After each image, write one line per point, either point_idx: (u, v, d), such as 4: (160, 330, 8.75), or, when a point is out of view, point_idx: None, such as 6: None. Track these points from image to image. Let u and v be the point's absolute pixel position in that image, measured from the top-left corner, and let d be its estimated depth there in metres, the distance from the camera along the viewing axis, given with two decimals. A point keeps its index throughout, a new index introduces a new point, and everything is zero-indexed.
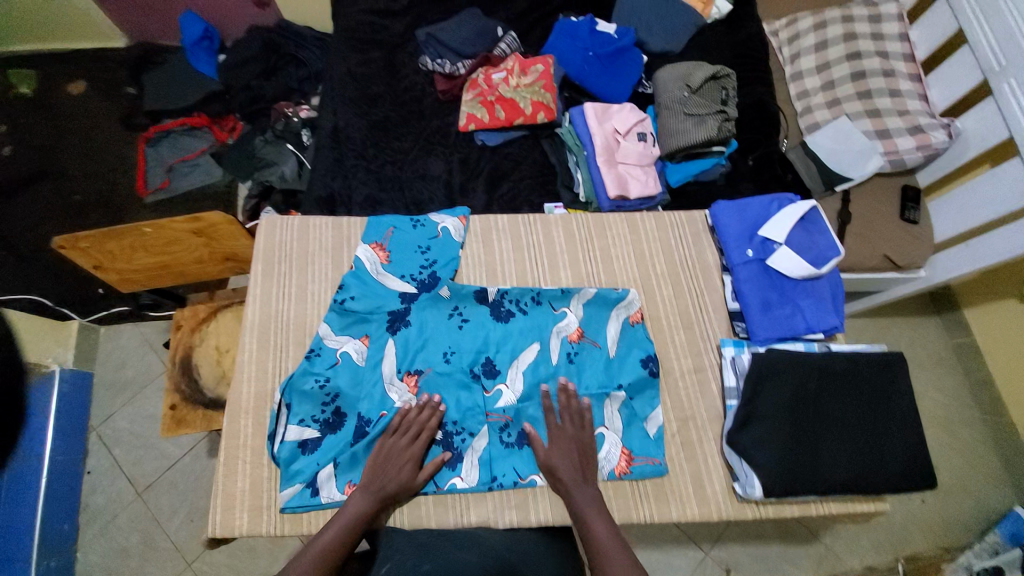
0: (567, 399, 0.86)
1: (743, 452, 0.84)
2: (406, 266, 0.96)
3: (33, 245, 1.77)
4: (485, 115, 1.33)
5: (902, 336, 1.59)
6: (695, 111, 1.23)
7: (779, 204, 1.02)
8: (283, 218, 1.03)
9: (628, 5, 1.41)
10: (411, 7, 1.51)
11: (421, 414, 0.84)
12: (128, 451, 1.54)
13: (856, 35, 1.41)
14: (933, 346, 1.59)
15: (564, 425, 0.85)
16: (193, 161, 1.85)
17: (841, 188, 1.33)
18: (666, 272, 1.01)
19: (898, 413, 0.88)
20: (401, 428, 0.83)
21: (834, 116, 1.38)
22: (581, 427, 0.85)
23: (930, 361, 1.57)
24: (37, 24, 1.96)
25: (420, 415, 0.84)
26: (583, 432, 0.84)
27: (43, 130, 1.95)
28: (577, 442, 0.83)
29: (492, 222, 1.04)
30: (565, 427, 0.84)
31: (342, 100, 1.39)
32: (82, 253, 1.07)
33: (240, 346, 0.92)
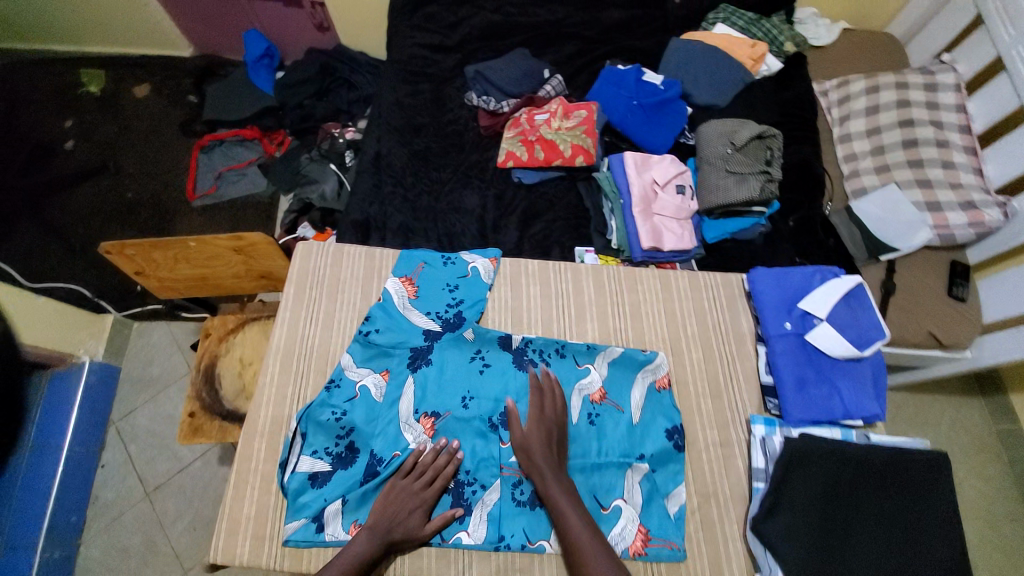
0: (545, 383, 0.88)
1: (768, 543, 0.79)
2: (433, 304, 0.96)
3: (82, 238, 1.86)
4: (524, 154, 1.33)
5: (943, 416, 1.50)
6: (737, 170, 1.22)
7: (822, 277, 0.99)
8: (319, 243, 1.05)
9: (678, 56, 1.41)
10: (463, 44, 1.55)
11: (436, 458, 0.83)
12: (142, 450, 1.57)
13: (910, 103, 1.37)
14: (977, 431, 1.48)
15: (542, 407, 0.86)
16: (241, 171, 1.94)
17: (887, 259, 1.28)
18: (697, 335, 0.98)
19: (943, 520, 0.81)
20: (415, 470, 0.82)
21: (882, 183, 1.33)
22: (557, 409, 0.86)
23: (972, 447, 1.46)
24: (113, 30, 2.11)
25: (436, 459, 0.83)
26: (561, 417, 0.86)
27: (106, 128, 2.07)
28: (552, 423, 0.84)
29: (523, 267, 1.03)
30: (543, 408, 0.86)
31: (387, 129, 1.43)
32: (128, 259, 1.12)
33: (264, 368, 0.93)
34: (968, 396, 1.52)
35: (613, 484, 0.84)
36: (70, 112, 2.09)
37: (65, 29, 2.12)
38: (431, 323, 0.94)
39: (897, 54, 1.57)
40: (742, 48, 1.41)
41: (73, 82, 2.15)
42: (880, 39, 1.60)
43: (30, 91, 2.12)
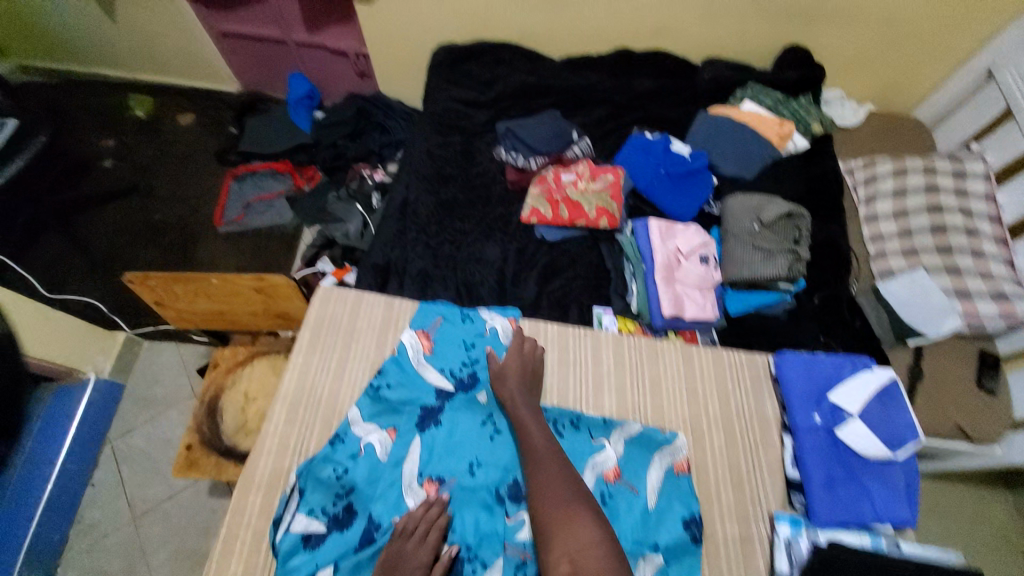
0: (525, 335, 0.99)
1: None
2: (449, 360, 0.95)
3: (108, 253, 1.90)
4: (549, 212, 1.34)
5: (974, 514, 1.40)
6: (764, 246, 1.21)
7: (853, 367, 0.98)
8: (340, 288, 1.06)
9: (705, 128, 1.44)
10: (496, 102, 1.61)
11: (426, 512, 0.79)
12: (135, 471, 1.53)
13: (938, 188, 1.37)
14: (1013, 534, 1.38)
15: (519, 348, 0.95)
16: (269, 201, 1.98)
17: (914, 343, 1.24)
18: (719, 417, 0.97)
19: None
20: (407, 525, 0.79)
21: (910, 266, 1.30)
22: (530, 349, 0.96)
23: (1009, 553, 1.35)
24: (167, 64, 2.24)
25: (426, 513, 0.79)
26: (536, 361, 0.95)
27: (148, 151, 2.17)
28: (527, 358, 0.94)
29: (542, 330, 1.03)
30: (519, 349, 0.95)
31: (417, 176, 1.46)
32: (150, 290, 1.15)
33: (270, 416, 0.91)
34: (1001, 494, 1.42)
35: None
36: (114, 133, 2.20)
37: (121, 58, 2.25)
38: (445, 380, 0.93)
39: (923, 139, 1.59)
40: (771, 126, 1.44)
41: (123, 107, 2.28)
42: (906, 124, 1.62)
43: (81, 112, 2.25)
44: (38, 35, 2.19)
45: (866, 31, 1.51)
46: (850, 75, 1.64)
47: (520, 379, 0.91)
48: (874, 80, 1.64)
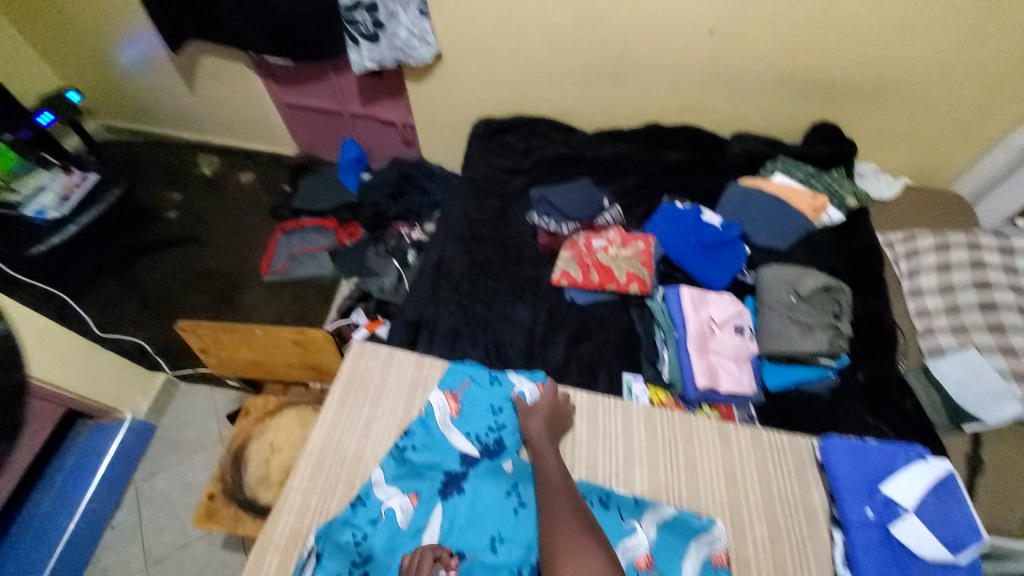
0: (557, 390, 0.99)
1: None
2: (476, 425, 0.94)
3: (161, 296, 2.03)
4: (579, 275, 1.36)
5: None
6: (803, 320, 1.19)
7: (906, 457, 0.90)
8: (373, 345, 1.09)
9: (736, 199, 1.46)
10: (531, 170, 1.70)
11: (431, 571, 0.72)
12: (154, 516, 1.53)
13: (985, 264, 1.30)
14: None
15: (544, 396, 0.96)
16: (312, 254, 2.09)
17: (972, 429, 1.15)
18: (760, 505, 0.90)
19: None
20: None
21: (960, 344, 1.24)
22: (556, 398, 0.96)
23: None
24: (235, 130, 2.49)
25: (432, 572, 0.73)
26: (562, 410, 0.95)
27: (209, 205, 2.36)
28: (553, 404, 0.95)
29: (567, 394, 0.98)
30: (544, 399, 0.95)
31: (453, 237, 1.53)
32: (199, 337, 1.21)
33: (296, 472, 0.92)
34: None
35: None
36: (181, 188, 2.42)
37: (196, 124, 2.52)
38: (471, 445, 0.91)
39: (966, 214, 1.56)
40: (803, 198, 1.44)
41: (192, 165, 2.52)
42: (946, 199, 1.60)
43: (155, 168, 2.50)
44: (129, 104, 2.49)
45: (898, 111, 1.54)
46: (883, 150, 1.66)
47: (545, 445, 0.87)
48: (910, 156, 1.65)
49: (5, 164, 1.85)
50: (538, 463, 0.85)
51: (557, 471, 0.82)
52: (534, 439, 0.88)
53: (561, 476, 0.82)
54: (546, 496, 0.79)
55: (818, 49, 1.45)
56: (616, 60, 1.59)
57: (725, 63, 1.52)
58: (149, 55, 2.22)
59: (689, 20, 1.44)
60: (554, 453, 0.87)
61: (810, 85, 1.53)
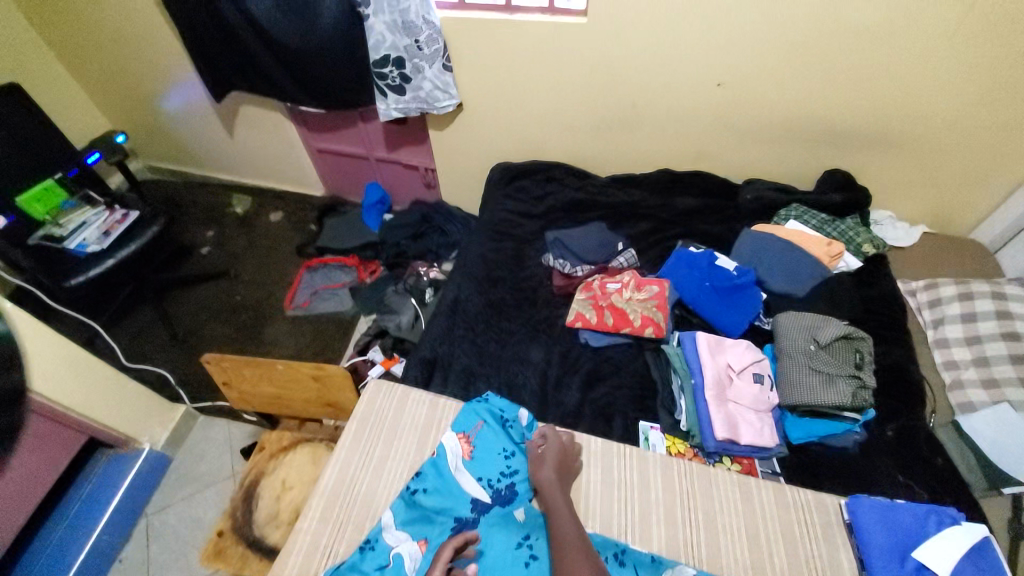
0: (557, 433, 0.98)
1: None
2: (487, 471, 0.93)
3: (187, 329, 2.11)
4: (593, 317, 1.37)
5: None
6: (823, 369, 1.16)
7: (938, 520, 0.85)
8: (389, 384, 1.10)
9: (750, 244, 1.47)
10: (547, 214, 1.75)
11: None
12: (162, 552, 1.52)
13: (1012, 314, 1.27)
14: None
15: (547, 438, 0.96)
16: (334, 290, 2.18)
17: (1011, 492, 1.07)
18: (786, 568, 0.86)
19: None
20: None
21: (993, 399, 1.20)
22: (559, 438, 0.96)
23: None
24: (268, 172, 2.63)
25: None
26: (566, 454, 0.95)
27: (239, 241, 2.48)
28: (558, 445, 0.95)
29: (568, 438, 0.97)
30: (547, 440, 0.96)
31: (469, 278, 1.57)
32: (222, 369, 1.25)
33: (306, 511, 0.92)
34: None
35: None
36: (214, 225, 2.56)
37: (232, 166, 2.67)
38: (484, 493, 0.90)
39: (988, 262, 1.54)
40: (818, 245, 1.44)
41: (226, 205, 2.67)
42: (966, 247, 1.58)
43: (192, 208, 2.67)
44: (173, 148, 2.67)
45: (911, 160, 1.56)
46: (898, 198, 1.67)
47: (558, 492, 0.86)
48: (926, 204, 1.65)
49: (52, 200, 1.91)
50: (551, 513, 0.83)
51: (570, 524, 0.80)
52: (544, 486, 0.87)
53: (575, 529, 0.80)
54: (559, 547, 0.77)
55: (829, 102, 1.49)
56: (630, 112, 1.66)
57: (736, 114, 1.58)
58: (191, 102, 2.37)
59: (700, 75, 1.51)
60: (567, 504, 0.85)
61: (821, 136, 1.57)
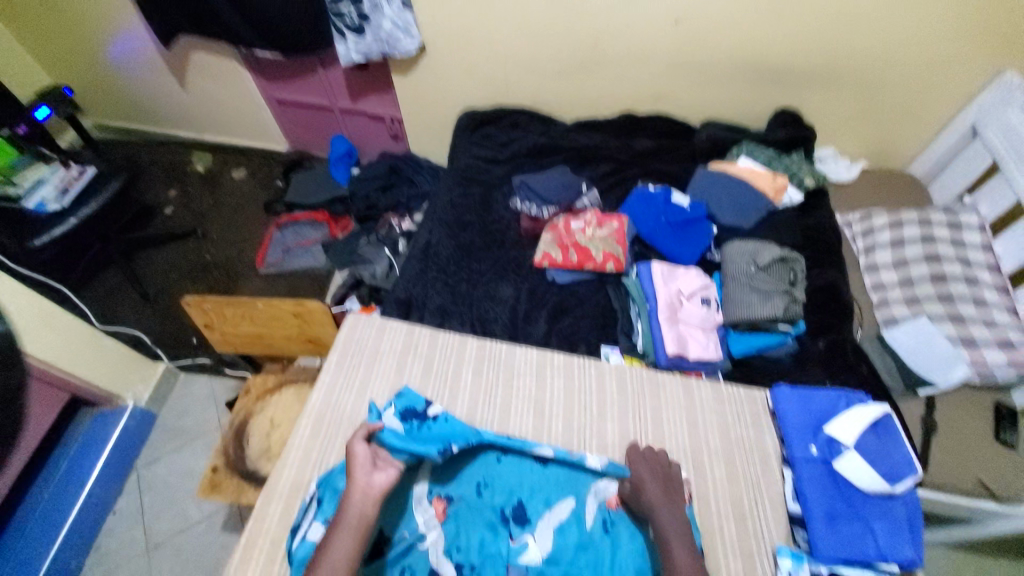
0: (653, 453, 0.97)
1: None
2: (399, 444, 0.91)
3: (159, 290, 2.10)
4: (559, 255, 1.45)
5: (979, 571, 1.39)
6: (761, 288, 1.28)
7: (848, 401, 1.05)
8: (367, 317, 1.20)
9: (704, 182, 1.56)
10: (513, 159, 1.79)
11: (364, 444, 0.88)
12: (157, 499, 1.60)
13: (934, 239, 1.41)
14: None
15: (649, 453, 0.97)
16: (306, 247, 2.18)
17: (925, 393, 1.24)
18: (719, 448, 1.04)
19: None
20: (360, 471, 0.83)
21: (914, 314, 1.33)
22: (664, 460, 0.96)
23: None
24: (226, 127, 2.55)
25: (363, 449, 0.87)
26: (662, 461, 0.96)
27: (204, 201, 2.43)
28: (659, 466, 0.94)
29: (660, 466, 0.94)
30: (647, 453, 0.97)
31: (440, 223, 1.62)
32: (203, 312, 1.29)
33: (296, 431, 1.02)
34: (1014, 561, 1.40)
35: None
36: (176, 185, 2.49)
37: (187, 121, 2.57)
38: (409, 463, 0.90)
39: (919, 195, 1.67)
40: (765, 180, 1.54)
41: (185, 163, 2.59)
42: (900, 180, 1.72)
43: (150, 166, 2.57)
44: (121, 103, 2.54)
45: (853, 97, 1.65)
46: (842, 135, 1.77)
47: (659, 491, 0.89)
48: (866, 139, 1.76)
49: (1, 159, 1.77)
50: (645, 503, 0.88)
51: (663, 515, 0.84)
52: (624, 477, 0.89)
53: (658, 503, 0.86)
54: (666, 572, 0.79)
55: (778, 39, 1.54)
56: (590, 51, 1.68)
57: (694, 53, 1.62)
58: (135, 49, 2.23)
59: (656, 12, 1.53)
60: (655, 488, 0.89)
61: (771, 74, 1.64)
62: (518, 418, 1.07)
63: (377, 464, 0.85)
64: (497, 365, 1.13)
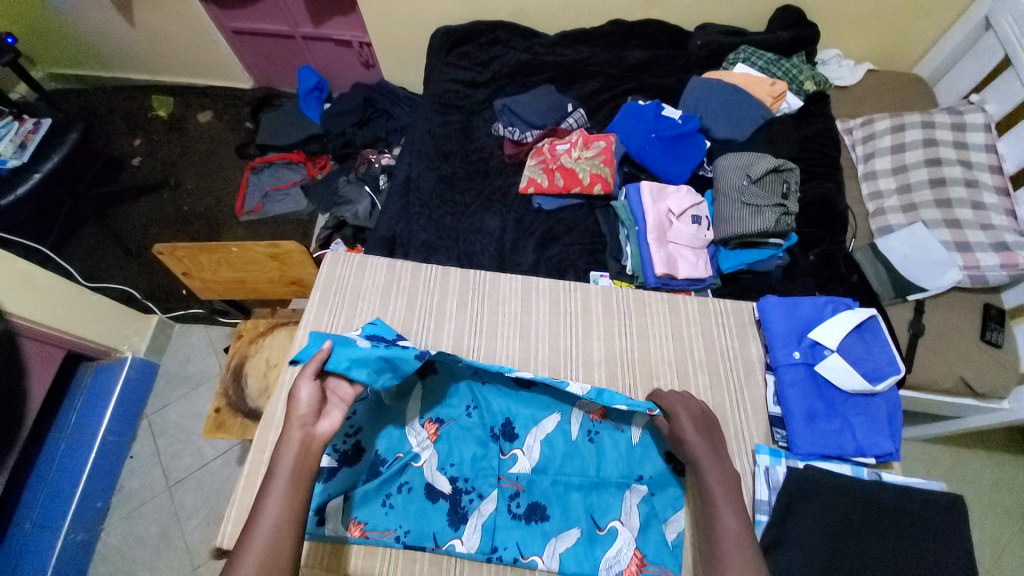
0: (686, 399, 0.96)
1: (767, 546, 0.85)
2: (367, 359, 0.87)
3: (139, 244, 2.03)
4: (545, 180, 1.39)
5: (951, 459, 1.48)
6: (752, 201, 1.24)
7: (834, 307, 1.05)
8: (346, 253, 1.17)
9: (697, 95, 1.46)
10: (493, 80, 1.67)
11: (311, 384, 0.82)
12: (170, 443, 1.65)
13: (936, 142, 1.35)
14: (993, 488, 1.44)
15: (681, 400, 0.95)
16: (285, 190, 2.09)
17: (914, 298, 1.24)
18: (705, 360, 1.06)
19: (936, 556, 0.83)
20: (297, 423, 0.79)
21: (909, 221, 1.30)
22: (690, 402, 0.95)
23: (991, 509, 1.41)
24: (183, 65, 2.35)
25: (309, 385, 0.82)
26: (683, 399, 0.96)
27: (173, 148, 2.29)
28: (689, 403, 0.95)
29: (692, 409, 0.94)
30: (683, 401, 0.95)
31: (418, 154, 1.53)
32: (178, 260, 1.25)
33: (286, 367, 1.03)
34: (987, 449, 1.49)
35: (610, 506, 0.92)
36: (140, 132, 2.33)
37: (139, 61, 2.36)
38: (376, 381, 0.88)
39: (923, 97, 1.58)
40: (762, 87, 1.44)
41: (145, 108, 2.41)
42: (905, 82, 1.61)
43: (108, 113, 2.39)
44: (63, 45, 2.31)
45: None
46: (847, 34, 1.63)
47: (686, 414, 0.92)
48: (873, 38, 1.63)
49: None
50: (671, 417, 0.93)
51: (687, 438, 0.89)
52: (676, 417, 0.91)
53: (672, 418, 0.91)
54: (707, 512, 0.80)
55: None
56: None
57: None
58: None
59: None
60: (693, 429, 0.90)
61: None
62: (504, 343, 1.07)
63: (322, 410, 0.82)
64: (482, 294, 1.12)
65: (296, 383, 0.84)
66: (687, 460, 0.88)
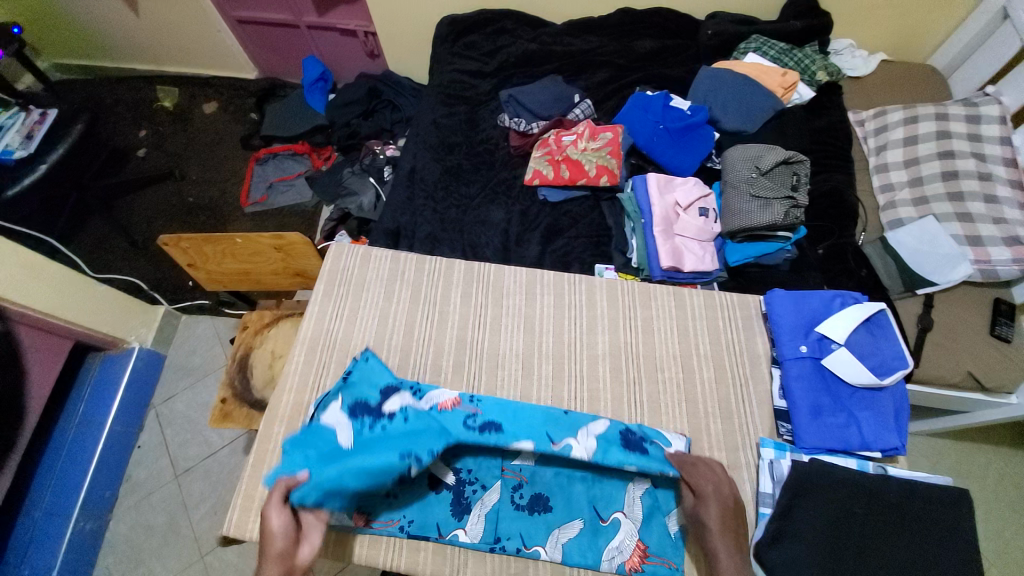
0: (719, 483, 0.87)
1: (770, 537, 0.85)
2: (342, 482, 0.81)
3: (146, 236, 2.04)
4: (550, 172, 1.38)
5: (957, 455, 1.47)
6: (761, 194, 1.22)
7: (843, 301, 1.04)
8: (350, 245, 1.16)
9: (706, 85, 1.44)
10: (499, 71, 1.65)
11: (283, 515, 0.77)
12: (178, 432, 1.67)
13: (949, 134, 1.32)
14: (1000, 485, 1.43)
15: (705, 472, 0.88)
16: (290, 181, 2.10)
17: (924, 292, 1.22)
18: (711, 353, 1.05)
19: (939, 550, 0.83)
20: (272, 560, 0.74)
21: (920, 215, 1.28)
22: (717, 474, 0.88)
23: (997, 506, 1.40)
24: (187, 55, 2.34)
25: (281, 516, 0.78)
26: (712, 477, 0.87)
27: (179, 140, 2.29)
28: (712, 473, 0.88)
29: (718, 488, 0.86)
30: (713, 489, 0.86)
31: (423, 146, 1.51)
32: (183, 251, 1.25)
33: (290, 357, 1.03)
34: (993, 445, 1.48)
35: (613, 497, 0.93)
36: (145, 124, 2.33)
37: (144, 51, 2.35)
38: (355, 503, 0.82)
39: (938, 88, 1.54)
40: (773, 77, 1.42)
41: (151, 98, 2.41)
42: (920, 72, 1.58)
43: (113, 104, 2.39)
44: (68, 34, 2.31)
45: None
46: (861, 23, 1.60)
47: None
48: (887, 27, 1.59)
49: None
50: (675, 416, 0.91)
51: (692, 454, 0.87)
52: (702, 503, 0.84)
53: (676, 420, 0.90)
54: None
55: None
56: None
57: None
58: None
59: None
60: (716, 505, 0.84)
61: None
62: (509, 335, 1.07)
63: (299, 536, 0.78)
64: (486, 286, 1.12)
65: (267, 511, 0.78)
66: (693, 488, 0.86)
